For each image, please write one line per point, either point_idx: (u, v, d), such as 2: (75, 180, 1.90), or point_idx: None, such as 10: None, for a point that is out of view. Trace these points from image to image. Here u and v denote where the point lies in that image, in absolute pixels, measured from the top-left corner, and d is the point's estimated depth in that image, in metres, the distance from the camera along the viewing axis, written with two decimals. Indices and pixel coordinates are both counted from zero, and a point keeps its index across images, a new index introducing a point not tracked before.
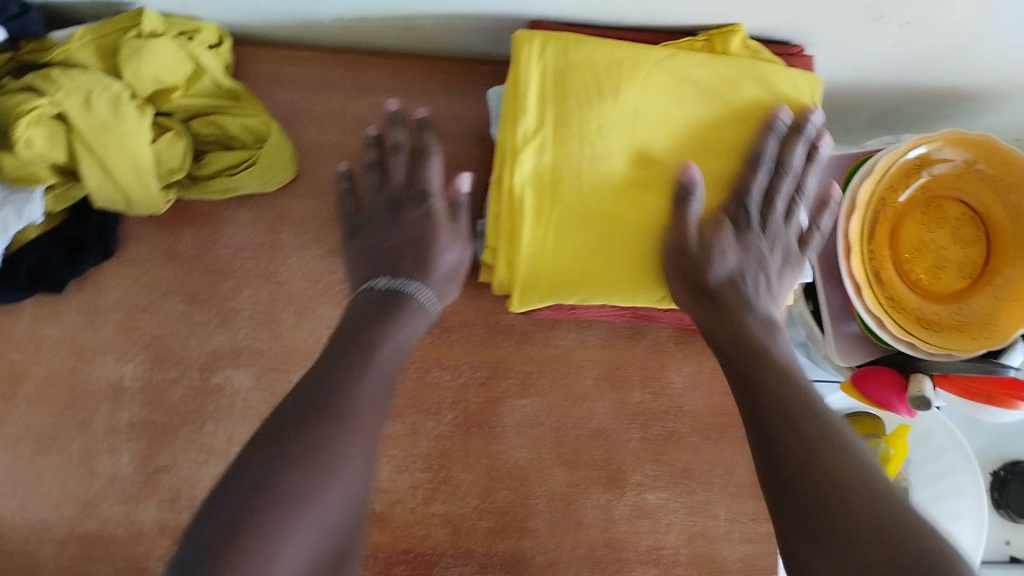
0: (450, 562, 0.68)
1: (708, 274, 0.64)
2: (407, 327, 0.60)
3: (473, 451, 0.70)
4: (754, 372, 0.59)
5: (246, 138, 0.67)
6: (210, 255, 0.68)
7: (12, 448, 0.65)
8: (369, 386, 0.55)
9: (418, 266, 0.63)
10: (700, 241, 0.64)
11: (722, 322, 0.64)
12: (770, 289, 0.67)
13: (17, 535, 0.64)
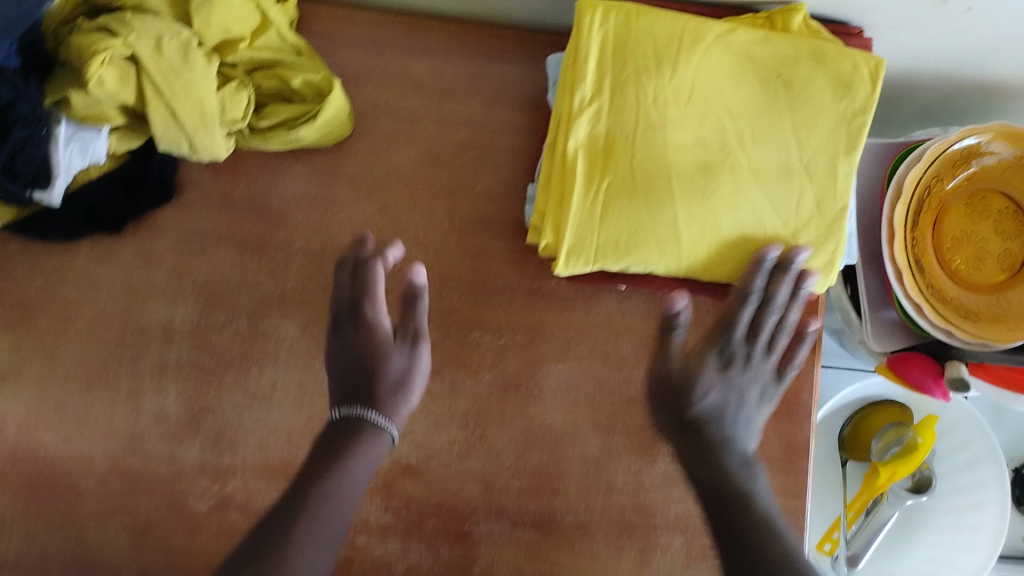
0: (482, 517, 0.70)
1: (688, 406, 0.67)
2: (360, 459, 0.59)
3: (510, 411, 0.71)
4: (722, 494, 0.64)
5: (306, 93, 0.68)
6: (264, 205, 0.70)
7: (61, 381, 0.66)
8: (338, 509, 0.56)
9: (368, 387, 0.61)
10: (682, 375, 0.68)
11: (702, 457, 0.66)
12: (748, 423, 0.69)
13: (62, 466, 0.65)
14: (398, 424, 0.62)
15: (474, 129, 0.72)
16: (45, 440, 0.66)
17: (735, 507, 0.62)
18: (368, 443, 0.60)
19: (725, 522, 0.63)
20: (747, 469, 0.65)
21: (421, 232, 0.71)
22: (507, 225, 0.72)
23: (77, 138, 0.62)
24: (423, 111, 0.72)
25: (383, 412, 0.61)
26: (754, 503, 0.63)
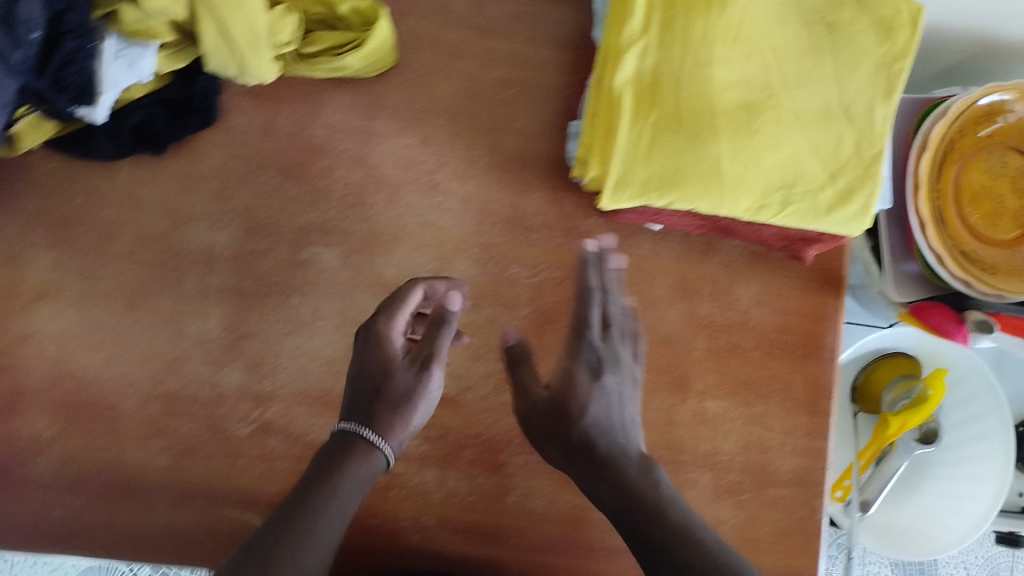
0: (517, 450, 0.71)
1: (573, 426, 0.63)
2: (353, 480, 0.56)
3: (546, 346, 0.72)
4: (629, 509, 0.58)
5: (353, 20, 0.68)
6: (306, 134, 0.70)
7: (102, 301, 0.66)
8: (323, 523, 0.54)
9: (374, 402, 0.59)
10: (556, 394, 0.65)
11: (602, 476, 0.61)
12: (628, 426, 0.64)
13: (102, 386, 0.65)
14: (396, 444, 0.59)
15: (516, 66, 0.73)
16: (84, 359, 0.66)
17: (639, 515, 0.58)
18: (364, 460, 0.57)
19: (642, 533, 0.57)
20: (646, 472, 0.61)
21: (462, 166, 0.72)
22: (546, 161, 0.72)
23: (122, 57, 0.61)
24: (465, 46, 0.73)
25: (381, 429, 0.58)
26: (668, 511, 0.57)
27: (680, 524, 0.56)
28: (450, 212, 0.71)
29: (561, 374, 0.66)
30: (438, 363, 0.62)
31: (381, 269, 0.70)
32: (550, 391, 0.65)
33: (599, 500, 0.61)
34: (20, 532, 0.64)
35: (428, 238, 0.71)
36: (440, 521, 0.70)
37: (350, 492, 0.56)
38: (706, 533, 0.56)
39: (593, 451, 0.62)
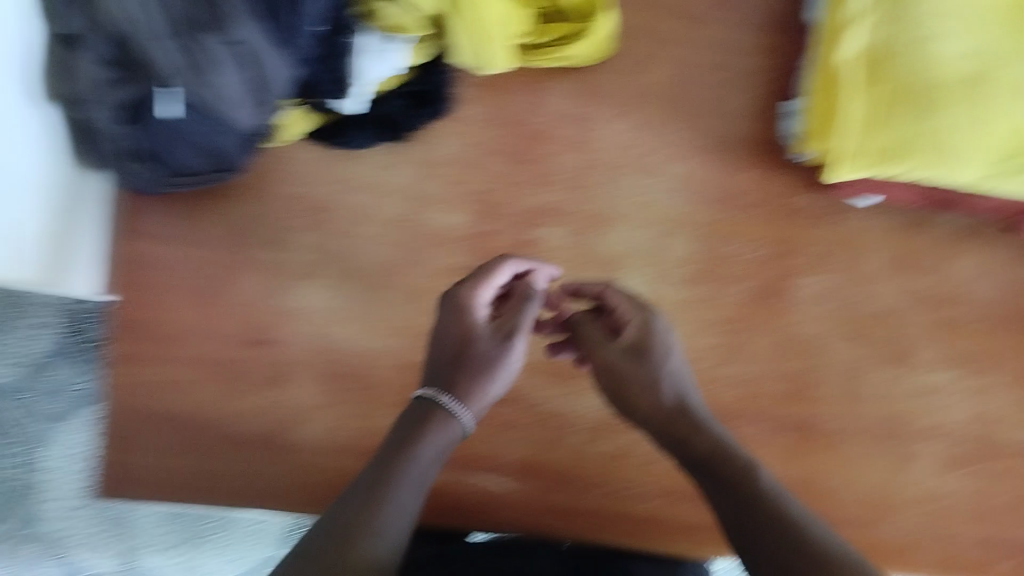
0: (747, 420, 0.74)
1: (660, 376, 0.59)
2: (431, 445, 0.56)
3: (765, 320, 0.75)
4: (715, 474, 0.55)
5: (580, 10, 0.70)
6: (533, 121, 0.74)
7: (355, 280, 0.72)
8: (402, 491, 0.53)
9: (458, 371, 0.58)
10: (635, 339, 0.60)
11: (687, 437, 0.58)
12: (694, 393, 0.61)
13: (358, 359, 0.71)
14: (477, 412, 0.58)
15: (730, 51, 0.75)
16: (339, 334, 0.71)
17: (724, 471, 0.55)
18: (440, 426, 0.57)
19: (736, 505, 0.53)
20: (722, 441, 0.57)
21: (679, 148, 0.74)
22: (761, 141, 0.74)
23: (377, 51, 0.66)
24: (677, 32, 0.75)
25: (461, 396, 0.58)
26: (758, 473, 0.55)
27: (770, 487, 0.54)
28: (667, 192, 0.74)
29: (639, 324, 0.60)
30: (519, 334, 0.60)
31: (605, 247, 0.74)
32: (629, 336, 0.60)
33: (684, 461, 0.58)
34: (290, 493, 0.68)
35: (650, 218, 0.74)
36: (670, 488, 0.72)
37: (427, 459, 0.55)
38: (793, 503, 0.53)
39: (682, 405, 0.59)
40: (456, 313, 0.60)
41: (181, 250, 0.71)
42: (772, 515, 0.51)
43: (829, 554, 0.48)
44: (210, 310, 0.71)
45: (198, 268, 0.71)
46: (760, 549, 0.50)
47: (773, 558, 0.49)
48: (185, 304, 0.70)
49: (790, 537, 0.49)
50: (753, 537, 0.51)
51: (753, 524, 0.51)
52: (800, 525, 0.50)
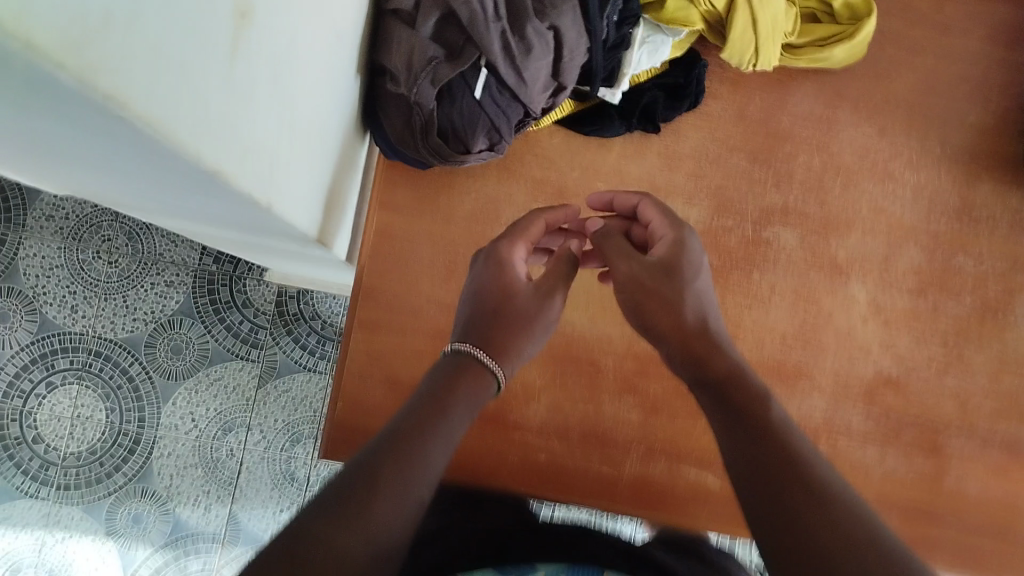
0: (955, 433, 0.72)
1: (685, 294, 0.55)
2: (467, 396, 0.50)
3: (987, 335, 0.73)
4: (728, 398, 0.50)
5: (841, 15, 0.71)
6: (775, 120, 0.75)
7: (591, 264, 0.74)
8: (434, 451, 0.45)
9: (492, 328, 0.55)
10: (666, 257, 0.56)
11: (706, 357, 0.53)
12: (712, 320, 0.56)
13: (587, 341, 0.73)
14: (511, 369, 0.55)
15: (973, 65, 0.77)
16: (573, 319, 0.73)
17: (738, 399, 0.50)
18: (478, 383, 0.52)
19: (746, 447, 0.47)
20: (743, 369, 0.52)
21: (916, 157, 0.75)
22: (996, 156, 0.76)
23: (648, 43, 0.66)
24: (923, 43, 0.77)
25: (495, 354, 0.54)
26: (770, 406, 0.49)
27: (781, 422, 0.48)
28: (903, 200, 0.74)
29: (669, 242, 0.57)
30: (557, 294, 0.59)
31: (834, 250, 0.74)
32: (658, 254, 0.57)
33: (696, 384, 0.53)
34: (495, 469, 0.72)
35: (881, 224, 0.74)
36: (877, 494, 0.70)
37: (462, 413, 0.49)
38: (820, 463, 0.46)
39: (705, 328, 0.54)
40: (497, 268, 0.58)
41: (417, 223, 0.72)
42: (794, 468, 0.45)
43: (845, 516, 0.42)
44: (449, 286, 0.71)
45: (438, 243, 0.72)
46: (764, 488, 0.44)
47: (781, 513, 0.43)
48: (426, 276, 0.71)
49: (809, 498, 0.43)
50: (764, 488, 0.44)
51: (766, 477, 0.45)
52: (822, 483, 0.44)
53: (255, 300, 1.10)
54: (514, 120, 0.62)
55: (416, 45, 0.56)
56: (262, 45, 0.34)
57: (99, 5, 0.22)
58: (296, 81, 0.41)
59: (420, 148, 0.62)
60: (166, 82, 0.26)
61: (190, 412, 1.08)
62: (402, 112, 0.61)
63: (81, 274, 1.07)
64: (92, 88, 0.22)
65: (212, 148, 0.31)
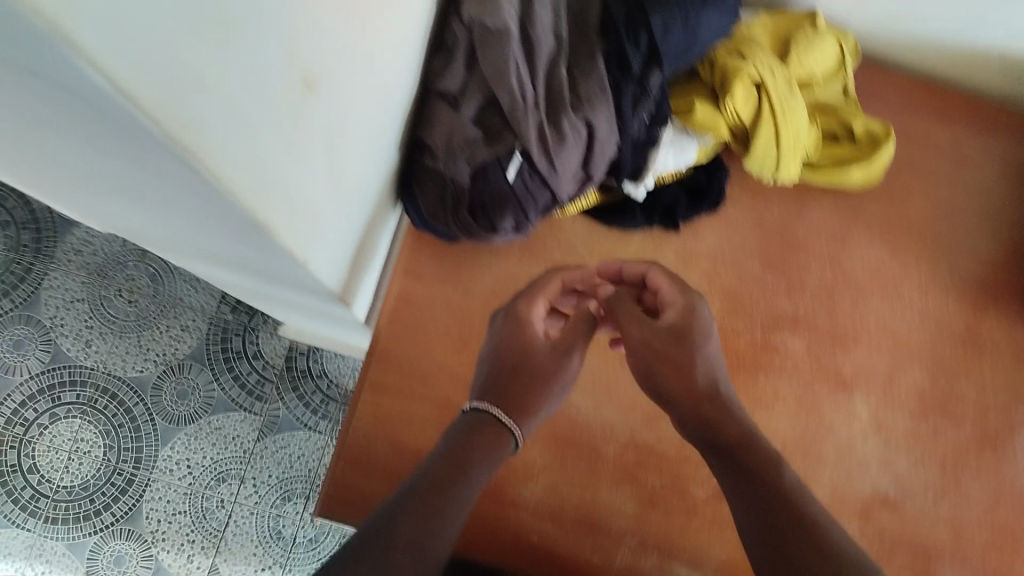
0: (947, 561, 0.71)
1: (696, 358, 0.58)
2: (484, 455, 0.51)
3: (985, 465, 0.73)
4: (738, 461, 0.53)
5: (862, 140, 0.74)
6: (791, 232, 0.78)
7: (600, 352, 0.76)
8: (459, 506, 0.47)
9: (510, 383, 0.57)
10: (679, 322, 0.59)
11: (716, 417, 0.56)
12: (722, 383, 0.59)
13: (590, 426, 0.74)
14: (527, 429, 0.56)
15: (985, 200, 0.80)
16: (578, 404, 0.75)
17: (748, 459, 0.53)
18: (495, 444, 0.53)
19: (747, 486, 0.51)
20: (752, 432, 0.55)
21: (925, 281, 0.77)
22: (1002, 289, 0.78)
23: (676, 146, 0.69)
24: (938, 172, 0.80)
25: (512, 411, 0.56)
26: (781, 468, 0.52)
27: (793, 485, 0.51)
28: (909, 320, 0.76)
29: (680, 307, 0.60)
30: (571, 355, 0.62)
31: (839, 363, 0.75)
32: (670, 319, 0.60)
33: (705, 446, 0.56)
34: (488, 546, 0.72)
35: (887, 342, 0.76)
36: None
37: (481, 474, 0.50)
38: (812, 500, 0.50)
39: (716, 391, 0.57)
40: (517, 327, 0.61)
41: (436, 293, 0.74)
42: (795, 507, 0.49)
43: (849, 568, 0.45)
44: (461, 357, 0.73)
45: (456, 314, 0.74)
46: (754, 503, 0.50)
47: (783, 555, 0.46)
48: (440, 345, 0.73)
49: (811, 542, 0.46)
50: (778, 548, 0.47)
51: (766, 508, 0.49)
52: (828, 534, 0.47)
53: (265, 352, 1.13)
54: (541, 204, 0.65)
55: (457, 126, 0.60)
56: (320, 111, 0.37)
57: (192, 67, 0.23)
58: (343, 148, 0.44)
59: (450, 220, 0.65)
60: (235, 139, 0.28)
61: (186, 459, 1.08)
62: (437, 186, 0.64)
63: (100, 311, 1.10)
64: (173, 138, 0.24)
65: (261, 198, 0.32)
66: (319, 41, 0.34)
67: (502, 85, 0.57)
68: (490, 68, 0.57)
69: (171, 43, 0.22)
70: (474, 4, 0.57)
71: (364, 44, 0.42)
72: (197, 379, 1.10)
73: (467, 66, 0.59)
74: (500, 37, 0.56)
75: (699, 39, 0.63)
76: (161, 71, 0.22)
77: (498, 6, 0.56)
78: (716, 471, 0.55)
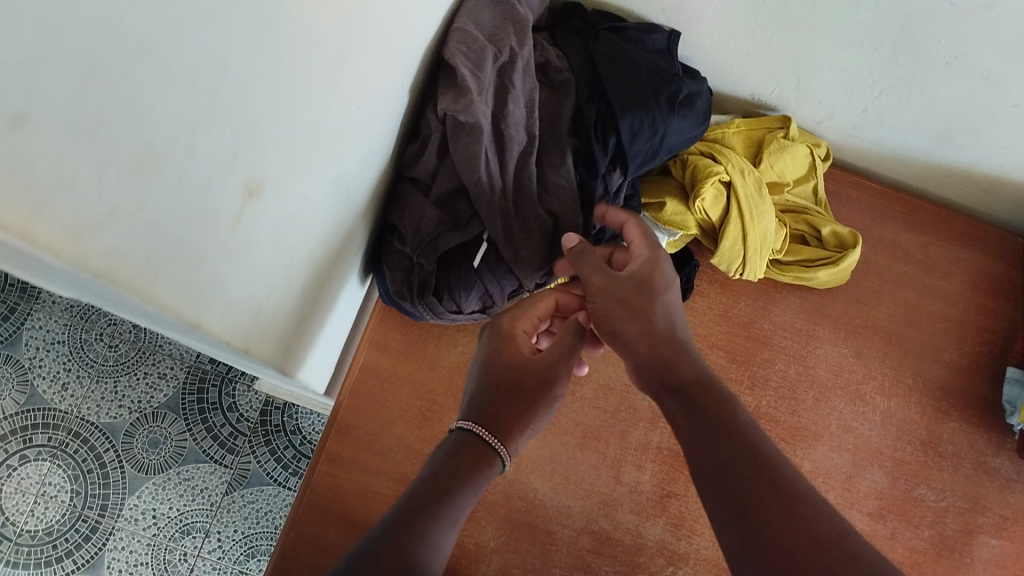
0: None
1: (654, 304, 0.55)
2: (471, 482, 0.50)
3: (942, 571, 0.73)
4: (695, 404, 0.50)
5: (829, 241, 0.76)
6: (757, 326, 0.79)
7: (561, 435, 0.76)
8: (443, 535, 0.47)
9: (495, 403, 0.54)
10: (641, 271, 0.55)
11: (672, 360, 0.53)
12: (680, 324, 0.56)
13: (547, 510, 0.74)
14: (514, 448, 0.54)
15: (950, 306, 0.81)
16: (535, 485, 0.75)
17: (707, 403, 0.50)
18: (481, 466, 0.51)
19: (714, 447, 0.47)
20: (707, 373, 0.52)
21: (888, 383, 0.78)
22: (963, 396, 0.78)
23: None
24: (903, 276, 0.81)
25: (500, 431, 0.53)
26: (736, 407, 0.50)
27: (747, 423, 0.48)
28: (870, 422, 0.77)
29: (645, 259, 0.56)
30: (564, 368, 0.58)
31: (799, 460, 0.75)
32: (632, 268, 0.56)
33: (660, 389, 0.53)
34: None
35: (847, 442, 0.76)
36: None
37: (467, 499, 0.50)
38: (778, 455, 0.46)
39: (672, 334, 0.54)
40: (504, 344, 0.57)
41: (402, 367, 0.75)
42: (763, 470, 0.45)
43: (822, 526, 0.42)
44: (421, 433, 0.73)
45: (419, 388, 0.75)
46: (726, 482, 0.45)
47: (752, 518, 0.43)
48: (402, 420, 0.74)
49: (775, 494, 0.43)
50: (724, 474, 0.45)
51: (732, 476, 0.45)
52: (788, 481, 0.44)
53: (241, 405, 1.12)
54: (507, 290, 0.65)
55: (426, 213, 0.61)
56: (266, 214, 0.39)
57: (106, 204, 0.25)
58: (291, 241, 0.45)
59: (416, 302, 0.65)
60: (165, 257, 0.30)
61: (152, 508, 1.07)
62: (404, 267, 0.64)
63: (79, 354, 1.10)
64: (80, 266, 0.25)
65: (189, 307, 0.33)
66: (259, 147, 0.35)
67: (471, 176, 0.58)
68: (460, 159, 0.58)
69: (87, 186, 0.24)
70: (449, 100, 0.57)
71: (319, 147, 0.44)
72: (170, 428, 1.10)
73: (439, 155, 0.61)
74: (473, 132, 0.57)
75: (666, 143, 0.65)
76: (35, 187, 0.22)
77: (472, 103, 0.56)
78: (677, 419, 0.51)
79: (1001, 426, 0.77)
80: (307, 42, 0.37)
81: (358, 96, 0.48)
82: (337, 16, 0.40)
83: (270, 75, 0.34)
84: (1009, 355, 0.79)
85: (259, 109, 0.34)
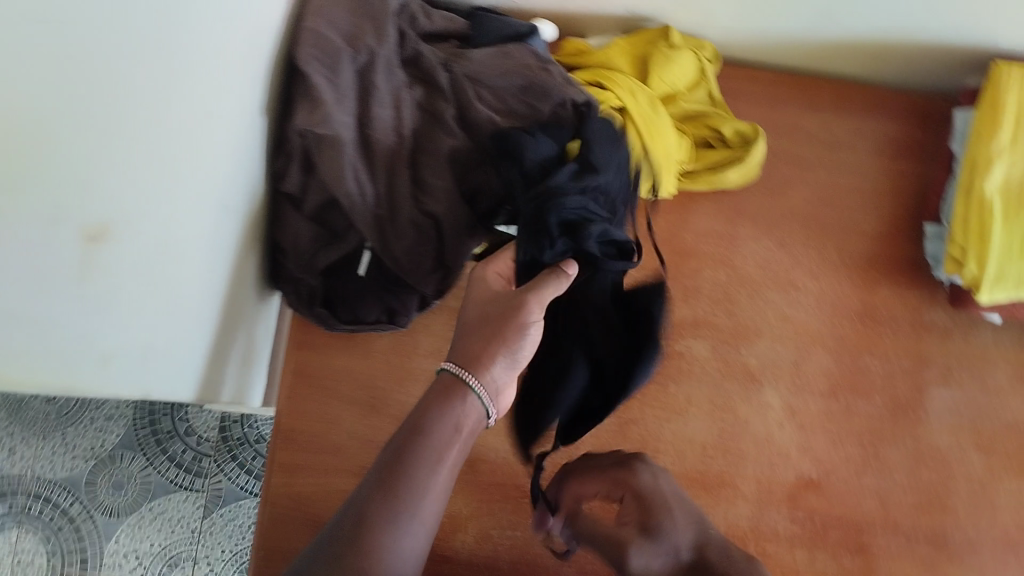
0: (879, 531, 0.71)
1: (667, 532, 0.61)
2: (443, 413, 0.53)
3: (900, 432, 0.74)
4: None
5: (733, 140, 0.75)
6: (679, 239, 0.79)
7: None
8: (428, 475, 0.52)
9: (468, 339, 0.56)
10: (638, 511, 0.63)
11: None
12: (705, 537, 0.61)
13: (512, 465, 0.74)
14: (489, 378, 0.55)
15: (861, 177, 0.81)
16: (495, 444, 0.74)
17: None
18: (451, 400, 0.54)
19: None
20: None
21: (815, 265, 0.79)
22: (889, 261, 0.79)
23: None
24: (811, 157, 0.81)
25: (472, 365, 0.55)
26: None
27: None
28: (804, 306, 0.78)
29: (631, 493, 0.64)
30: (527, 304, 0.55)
31: (745, 359, 0.76)
32: (629, 505, 0.64)
33: None
34: None
35: (787, 331, 0.77)
36: None
37: (443, 429, 0.53)
38: None
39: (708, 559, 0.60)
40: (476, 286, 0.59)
41: (339, 359, 0.74)
42: None
43: None
44: (371, 421, 0.72)
45: (359, 378, 0.73)
46: None
47: None
48: (349, 412, 0.72)
49: None
50: None
51: None
52: None
53: (198, 427, 1.09)
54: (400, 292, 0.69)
55: (301, 230, 0.65)
56: (122, 252, 0.41)
57: None
58: (172, 268, 0.47)
59: (307, 314, 0.70)
60: None
61: (133, 550, 1.05)
62: (295, 283, 0.69)
63: (18, 414, 1.06)
64: None
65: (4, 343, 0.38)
66: (116, 198, 0.39)
67: (340, 188, 0.60)
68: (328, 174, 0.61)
69: None
70: (304, 115, 0.59)
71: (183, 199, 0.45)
72: (131, 468, 1.06)
73: (305, 171, 0.63)
74: (332, 143, 0.59)
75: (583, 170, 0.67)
76: None
77: (327, 114, 0.59)
78: None
79: (929, 281, 0.79)
80: (159, 92, 0.39)
81: (228, 119, 0.49)
82: (167, 56, 0.39)
83: (95, 130, 0.36)
84: (926, 211, 0.80)
85: (88, 163, 0.36)
